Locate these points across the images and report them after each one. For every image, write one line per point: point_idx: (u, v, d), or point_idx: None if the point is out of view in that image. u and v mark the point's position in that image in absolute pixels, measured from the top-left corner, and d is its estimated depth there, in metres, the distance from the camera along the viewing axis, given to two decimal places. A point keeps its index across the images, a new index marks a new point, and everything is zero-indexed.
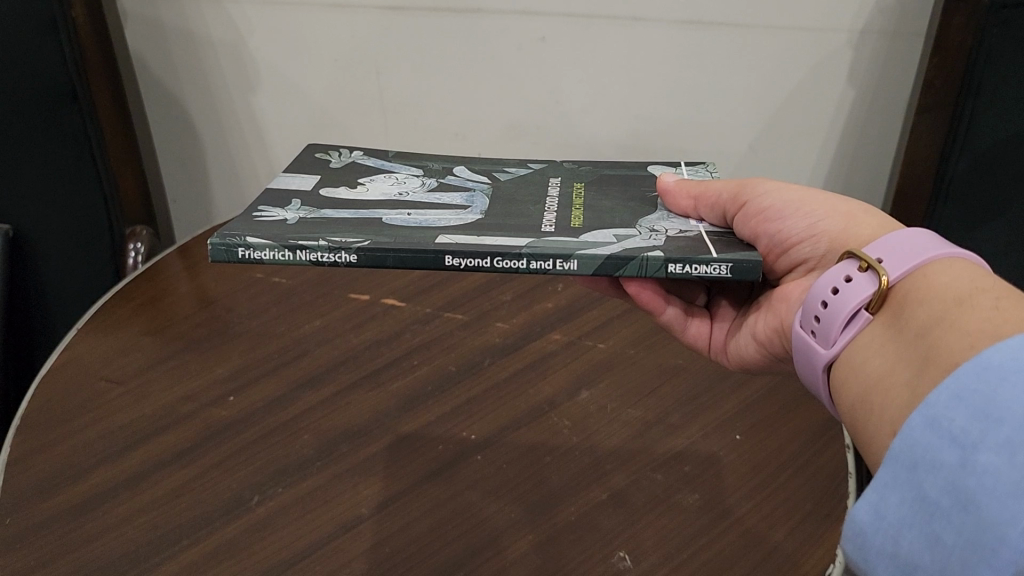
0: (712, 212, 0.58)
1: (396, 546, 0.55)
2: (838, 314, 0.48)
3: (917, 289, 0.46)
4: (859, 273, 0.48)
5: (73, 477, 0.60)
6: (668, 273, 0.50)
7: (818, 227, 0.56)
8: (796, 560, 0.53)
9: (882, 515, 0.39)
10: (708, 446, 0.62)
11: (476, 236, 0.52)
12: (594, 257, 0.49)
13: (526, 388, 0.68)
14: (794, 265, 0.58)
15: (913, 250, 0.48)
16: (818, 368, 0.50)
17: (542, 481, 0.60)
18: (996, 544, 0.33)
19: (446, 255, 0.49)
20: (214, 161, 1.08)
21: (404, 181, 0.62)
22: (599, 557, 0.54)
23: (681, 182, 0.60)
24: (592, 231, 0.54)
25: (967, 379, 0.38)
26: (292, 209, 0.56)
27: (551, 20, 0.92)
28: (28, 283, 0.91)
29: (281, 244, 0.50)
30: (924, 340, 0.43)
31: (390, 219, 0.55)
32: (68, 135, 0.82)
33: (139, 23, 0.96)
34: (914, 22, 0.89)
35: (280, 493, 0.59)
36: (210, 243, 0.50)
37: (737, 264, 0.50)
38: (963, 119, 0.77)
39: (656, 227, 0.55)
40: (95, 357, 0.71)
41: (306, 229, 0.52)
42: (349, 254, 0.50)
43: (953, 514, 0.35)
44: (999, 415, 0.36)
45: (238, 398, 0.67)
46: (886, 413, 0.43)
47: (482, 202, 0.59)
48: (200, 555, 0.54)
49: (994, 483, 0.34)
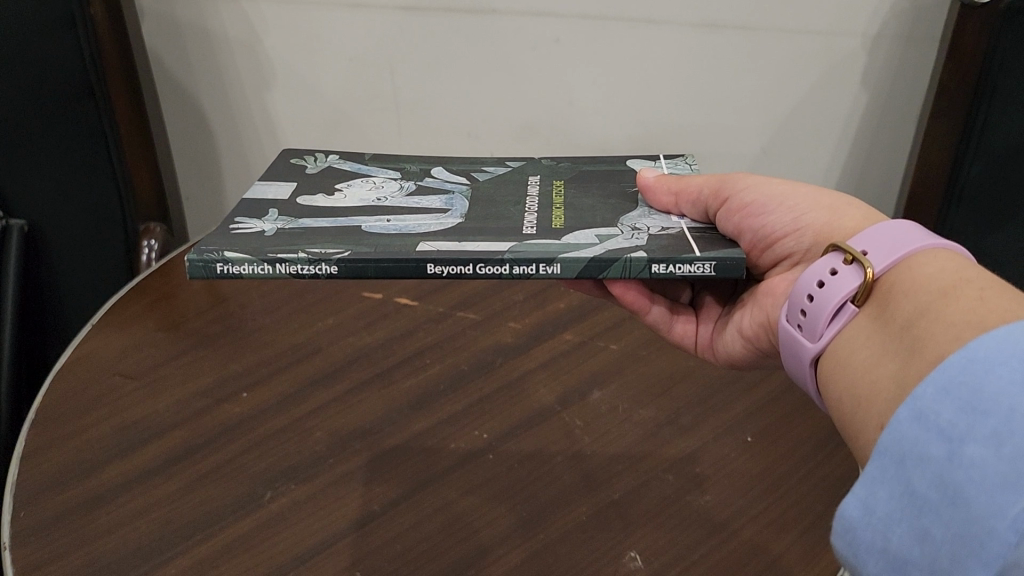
0: (693, 208, 0.58)
1: (406, 543, 0.55)
2: (824, 307, 0.48)
3: (903, 280, 0.46)
4: (843, 266, 0.48)
5: (87, 471, 0.60)
6: (651, 273, 0.50)
7: (802, 221, 0.56)
8: (807, 563, 0.53)
9: (872, 509, 0.38)
10: (719, 447, 0.62)
11: (458, 243, 0.52)
12: (575, 261, 0.49)
13: (537, 387, 0.68)
14: (779, 259, 0.58)
15: (898, 242, 0.47)
16: (805, 361, 0.50)
17: (552, 480, 0.60)
18: (986, 537, 0.33)
19: (429, 262, 0.49)
20: (228, 157, 1.08)
21: (382, 186, 0.62)
22: (611, 556, 0.54)
23: (661, 178, 0.60)
24: (575, 233, 0.53)
25: (952, 372, 0.38)
26: (270, 219, 0.56)
27: (566, 22, 0.92)
28: (45, 276, 0.91)
29: (260, 258, 0.50)
30: (910, 333, 0.43)
31: (369, 226, 0.54)
32: (83, 127, 0.82)
33: (155, 19, 0.96)
34: (928, 27, 0.88)
35: (293, 488, 0.59)
36: (188, 259, 0.50)
37: (720, 262, 0.50)
38: (976, 124, 0.77)
39: (637, 226, 0.55)
40: (108, 352, 0.72)
41: (285, 240, 0.52)
42: (329, 265, 0.50)
43: (942, 508, 0.35)
44: (986, 407, 0.36)
45: (251, 394, 0.68)
46: (872, 407, 0.43)
47: (462, 204, 0.59)
48: (213, 549, 0.55)
49: (983, 475, 0.34)
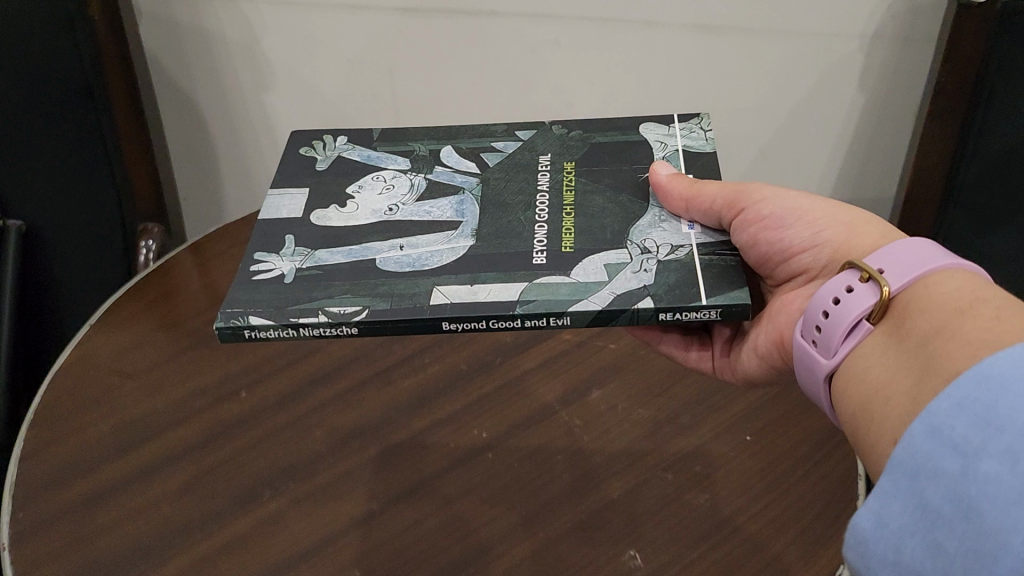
0: (706, 217, 0.56)
1: (406, 541, 0.56)
2: (839, 324, 0.48)
3: (918, 299, 0.46)
4: (859, 284, 0.48)
5: (88, 469, 0.61)
6: (659, 321, 0.50)
7: (821, 236, 0.56)
8: (804, 561, 0.54)
9: (884, 523, 0.39)
10: (718, 447, 0.62)
11: (470, 287, 0.52)
12: (584, 314, 0.50)
13: (538, 386, 0.68)
14: (793, 274, 0.59)
15: (914, 259, 0.48)
16: (818, 377, 0.50)
17: (552, 479, 0.60)
18: (998, 551, 0.34)
19: (443, 320, 0.50)
20: (225, 155, 1.08)
21: (392, 185, 0.61)
22: (610, 555, 0.55)
23: (675, 179, 0.57)
24: (584, 263, 0.53)
25: (966, 389, 0.38)
26: (288, 254, 0.56)
27: (566, 23, 0.92)
28: (41, 279, 0.91)
29: (282, 323, 0.50)
30: (926, 350, 0.43)
31: (383, 259, 0.54)
32: (82, 128, 0.82)
33: (153, 21, 0.96)
34: (927, 28, 0.89)
35: (292, 486, 0.60)
36: (217, 327, 0.51)
37: (726, 309, 0.50)
38: (974, 125, 0.77)
39: (647, 245, 0.55)
40: (107, 349, 0.72)
41: (305, 291, 0.52)
42: (349, 327, 0.50)
43: (956, 521, 0.36)
44: (1000, 424, 0.36)
45: (250, 392, 0.67)
46: (887, 423, 0.44)
47: (472, 210, 0.58)
48: (213, 547, 0.56)
49: (997, 490, 0.35)
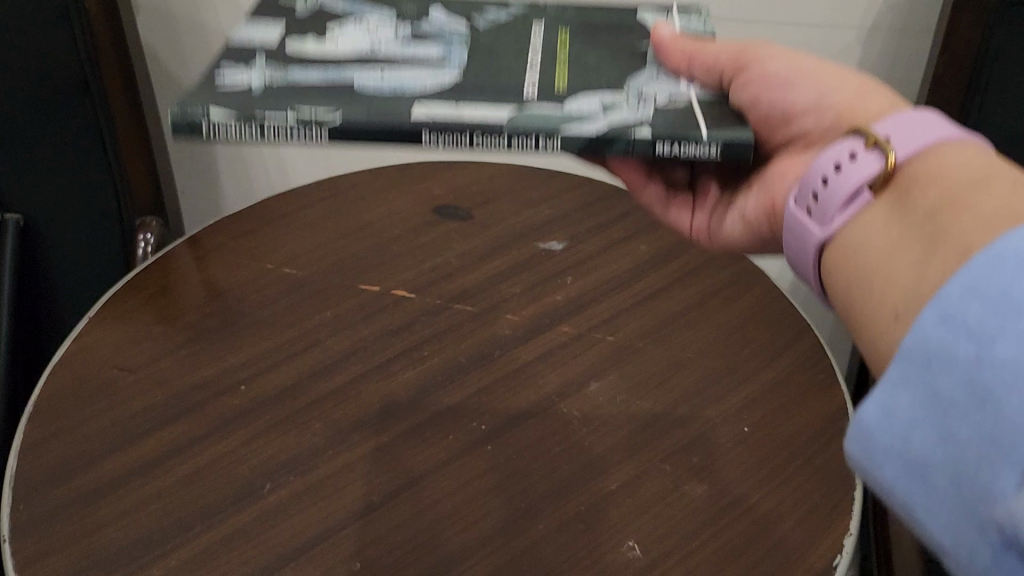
0: (706, 74, 0.59)
1: (407, 533, 0.56)
2: (839, 190, 0.48)
3: (927, 170, 0.46)
4: (864, 149, 0.49)
5: (89, 463, 0.61)
6: (655, 152, 0.51)
7: (825, 96, 0.56)
8: (802, 551, 0.55)
9: (893, 414, 0.37)
10: (717, 438, 0.62)
11: (456, 104, 0.52)
12: (576, 139, 0.50)
13: (538, 378, 0.68)
14: (793, 140, 0.59)
15: (917, 132, 0.48)
16: (811, 247, 0.50)
17: (552, 471, 0.60)
18: (1018, 436, 0.32)
19: (423, 129, 0.50)
20: (224, 152, 1.08)
21: (376, 30, 0.62)
22: (610, 545, 0.55)
23: (677, 37, 0.61)
24: (579, 100, 0.54)
25: (978, 270, 0.36)
26: (257, 68, 0.56)
27: None
28: (41, 272, 0.91)
29: (244, 116, 0.50)
30: (936, 220, 0.43)
31: (362, 77, 0.55)
32: (79, 122, 0.82)
33: (150, 13, 0.96)
34: (924, 19, 0.88)
35: (294, 479, 0.60)
36: (172, 117, 0.51)
37: (726, 143, 0.51)
38: (971, 112, 0.77)
39: (643, 91, 0.56)
40: (104, 341, 0.71)
41: (273, 96, 0.53)
42: (319, 128, 0.50)
43: (970, 409, 0.34)
44: (1017, 304, 0.34)
45: (250, 385, 0.67)
46: (889, 297, 0.43)
47: (460, 55, 0.60)
48: (215, 540, 0.56)
49: (1014, 373, 0.33)
